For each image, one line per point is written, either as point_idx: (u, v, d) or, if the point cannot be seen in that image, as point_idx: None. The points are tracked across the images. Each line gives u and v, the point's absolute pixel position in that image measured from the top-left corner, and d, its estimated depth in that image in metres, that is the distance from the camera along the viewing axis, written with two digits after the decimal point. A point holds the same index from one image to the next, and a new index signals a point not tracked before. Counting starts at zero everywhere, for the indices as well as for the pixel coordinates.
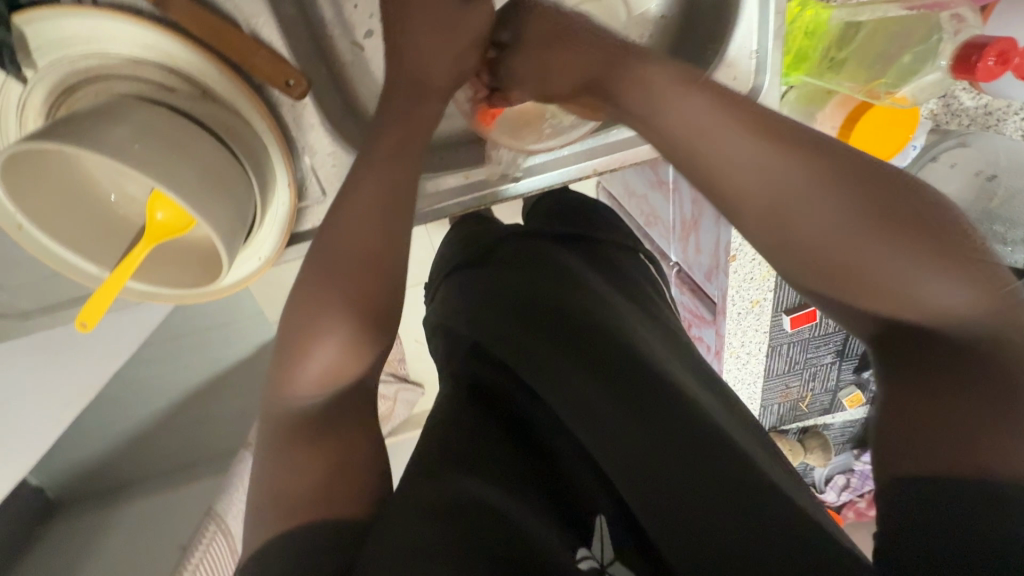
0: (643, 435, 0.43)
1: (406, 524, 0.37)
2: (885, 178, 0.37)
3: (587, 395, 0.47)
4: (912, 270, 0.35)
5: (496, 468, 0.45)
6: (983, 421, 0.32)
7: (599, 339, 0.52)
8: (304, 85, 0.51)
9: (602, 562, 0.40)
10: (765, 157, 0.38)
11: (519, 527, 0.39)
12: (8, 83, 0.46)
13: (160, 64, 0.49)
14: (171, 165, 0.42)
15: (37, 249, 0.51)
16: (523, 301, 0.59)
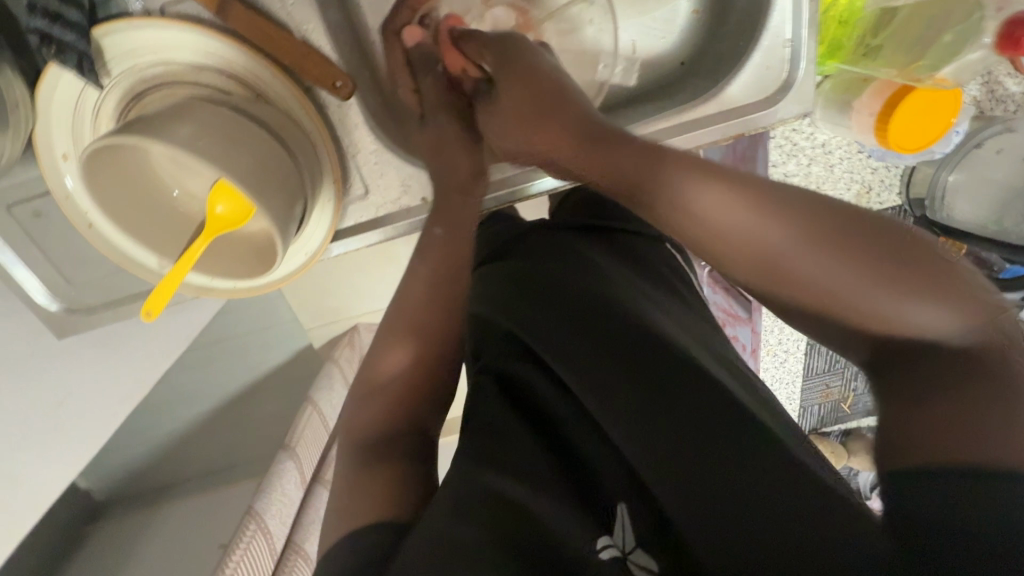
0: (671, 431, 0.45)
1: (430, 517, 0.40)
2: (856, 219, 0.37)
3: (615, 389, 0.49)
4: (892, 294, 0.35)
5: (520, 454, 0.47)
6: (965, 417, 0.32)
7: (629, 333, 0.53)
8: (350, 86, 0.54)
9: (624, 548, 0.42)
10: (748, 219, 0.38)
11: (541, 523, 0.41)
12: (86, 90, 0.50)
13: (218, 69, 0.52)
14: (230, 160, 0.45)
15: (106, 244, 0.55)
16: (549, 296, 0.60)
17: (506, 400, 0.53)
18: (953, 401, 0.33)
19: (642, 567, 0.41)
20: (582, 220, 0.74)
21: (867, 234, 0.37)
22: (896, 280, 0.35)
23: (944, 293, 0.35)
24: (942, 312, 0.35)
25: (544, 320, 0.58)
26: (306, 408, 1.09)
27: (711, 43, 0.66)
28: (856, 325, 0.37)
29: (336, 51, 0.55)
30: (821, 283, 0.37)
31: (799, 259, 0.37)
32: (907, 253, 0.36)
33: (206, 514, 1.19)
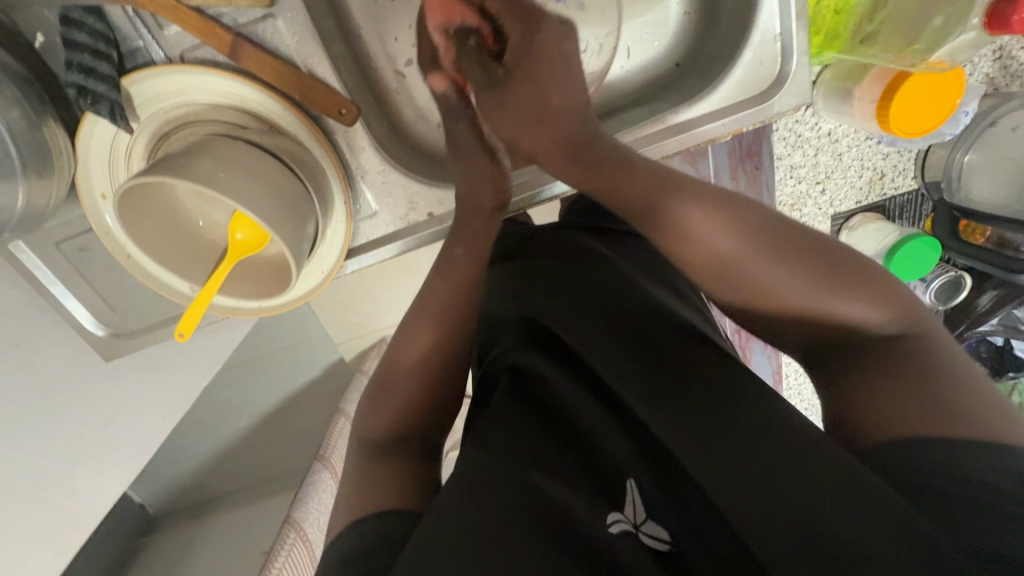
0: (682, 403, 0.44)
1: (446, 504, 0.41)
2: (804, 236, 0.47)
3: (622, 370, 0.50)
4: (834, 295, 0.44)
5: (527, 438, 0.48)
6: (923, 377, 0.39)
7: (630, 322, 0.55)
8: (354, 112, 0.57)
9: (635, 522, 0.43)
10: (728, 243, 0.47)
11: (557, 503, 0.42)
12: (119, 135, 0.55)
13: (234, 107, 0.57)
14: (247, 190, 0.48)
15: (143, 272, 0.60)
16: (549, 292, 0.62)
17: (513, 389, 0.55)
18: (905, 370, 0.40)
19: (654, 539, 0.42)
20: (587, 221, 0.77)
21: (813, 248, 0.46)
22: (831, 282, 0.44)
23: (877, 293, 0.44)
24: (869, 308, 0.44)
25: (554, 312, 0.59)
26: (338, 419, 1.14)
27: (706, 44, 0.67)
28: (816, 318, 0.45)
29: (340, 81, 0.58)
30: (778, 285, 0.45)
31: (753, 268, 0.46)
32: (843, 260, 0.46)
33: (251, 525, 1.25)
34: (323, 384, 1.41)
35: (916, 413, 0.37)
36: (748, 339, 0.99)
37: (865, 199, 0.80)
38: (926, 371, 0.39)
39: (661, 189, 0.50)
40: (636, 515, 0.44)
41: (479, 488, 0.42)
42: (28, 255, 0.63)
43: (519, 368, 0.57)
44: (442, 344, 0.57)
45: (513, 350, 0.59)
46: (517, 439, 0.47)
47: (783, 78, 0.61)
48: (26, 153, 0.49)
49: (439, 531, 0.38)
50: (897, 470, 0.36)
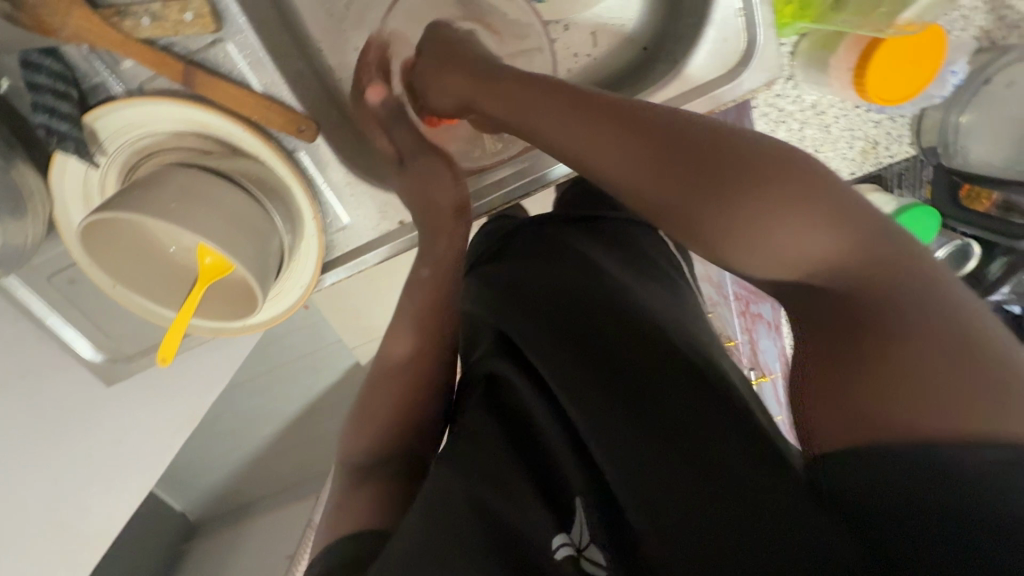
0: (637, 438, 0.45)
1: (407, 523, 0.42)
2: (766, 156, 0.44)
3: (580, 391, 0.49)
4: (787, 221, 0.41)
5: (490, 456, 0.47)
6: (890, 359, 0.36)
7: (595, 338, 0.54)
8: (313, 128, 0.58)
9: (580, 545, 0.42)
10: (693, 175, 0.44)
11: (508, 526, 0.42)
12: (89, 170, 0.57)
13: (196, 133, 0.58)
14: (205, 218, 0.49)
15: (127, 300, 0.63)
16: (522, 300, 0.61)
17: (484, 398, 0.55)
18: (896, 352, 0.36)
19: (595, 564, 0.41)
20: (569, 215, 0.76)
21: (776, 170, 0.43)
22: (799, 209, 0.41)
23: (834, 221, 0.41)
24: (816, 237, 0.41)
25: (528, 319, 0.58)
26: None
27: (671, 25, 0.65)
28: (767, 249, 0.42)
29: (297, 99, 0.58)
30: (732, 210, 0.42)
31: (702, 195, 0.43)
32: (803, 180, 0.42)
33: (278, 529, 1.29)
34: (340, 390, 1.45)
35: (918, 404, 0.34)
36: (753, 321, 0.99)
37: (859, 171, 0.77)
38: (898, 352, 0.36)
39: (619, 131, 0.47)
40: (580, 540, 0.42)
41: (435, 508, 0.42)
42: (22, 290, 0.65)
43: (489, 377, 0.56)
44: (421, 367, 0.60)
45: (488, 356, 0.59)
46: (485, 459, 0.47)
47: (751, 53, 0.58)
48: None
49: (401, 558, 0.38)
50: (855, 500, 0.35)
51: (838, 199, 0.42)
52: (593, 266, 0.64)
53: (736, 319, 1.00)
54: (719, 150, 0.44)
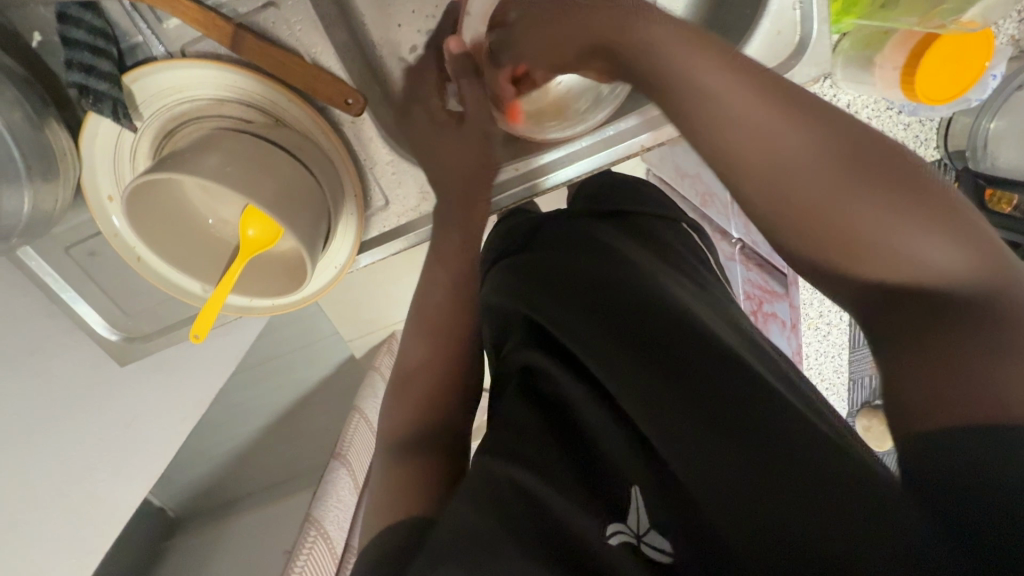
0: (685, 416, 0.42)
1: (451, 508, 0.40)
2: (878, 150, 0.35)
3: (624, 379, 0.47)
4: (892, 220, 0.33)
5: (535, 446, 0.46)
6: (982, 352, 0.29)
7: (634, 323, 0.52)
8: (361, 102, 0.55)
9: (637, 533, 0.41)
10: (791, 150, 0.35)
11: (556, 515, 0.40)
12: (122, 133, 0.54)
13: (238, 101, 0.55)
14: (255, 185, 0.48)
15: (155, 274, 0.60)
16: (555, 291, 0.59)
17: (522, 390, 0.53)
18: (986, 341, 0.30)
19: (656, 550, 0.39)
20: (598, 208, 0.73)
21: (884, 164, 0.34)
22: (921, 214, 0.33)
23: (948, 223, 0.33)
24: (947, 250, 0.32)
25: (558, 307, 0.57)
26: (354, 416, 1.14)
27: (718, 17, 0.65)
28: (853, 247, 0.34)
29: (346, 70, 0.56)
30: (838, 203, 0.33)
31: (820, 191, 0.34)
32: (915, 180, 0.34)
33: (272, 524, 1.25)
34: (336, 383, 1.41)
35: (1012, 381, 0.28)
36: (767, 320, 0.99)
37: None
38: (971, 342, 0.30)
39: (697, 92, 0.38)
40: (638, 527, 0.41)
41: (474, 491, 0.42)
42: (35, 260, 0.63)
43: (527, 367, 0.55)
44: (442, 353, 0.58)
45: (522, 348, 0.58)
46: (528, 450, 0.46)
47: (803, 47, 0.59)
48: (30, 157, 0.48)
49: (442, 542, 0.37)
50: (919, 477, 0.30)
51: (941, 194, 0.34)
52: (622, 256, 0.62)
53: (749, 318, 1.00)
54: (828, 136, 0.35)
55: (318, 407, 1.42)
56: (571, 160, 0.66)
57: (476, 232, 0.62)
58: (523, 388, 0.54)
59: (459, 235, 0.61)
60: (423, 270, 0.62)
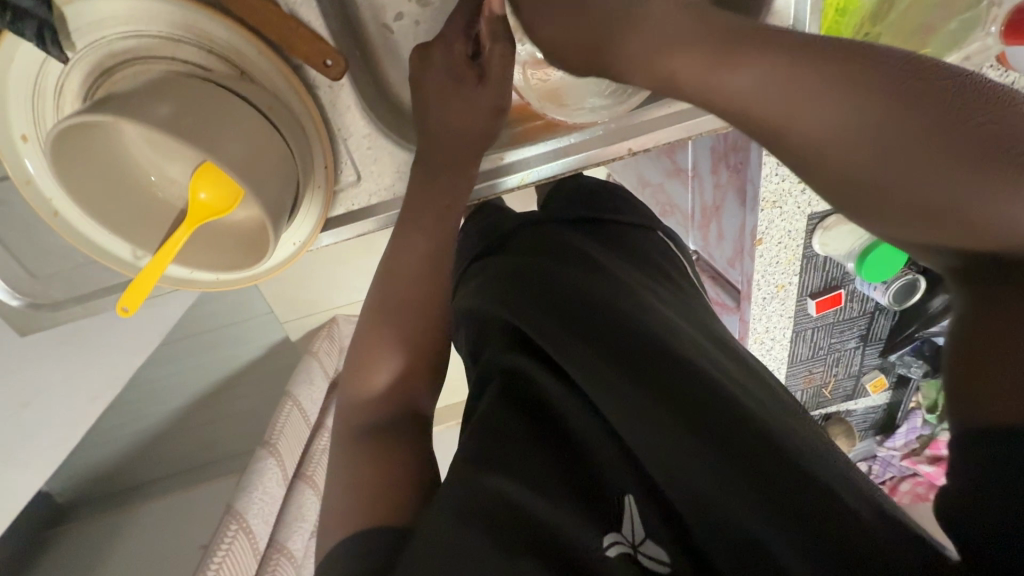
0: (673, 435, 0.41)
1: (432, 523, 0.38)
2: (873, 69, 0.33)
3: (607, 384, 0.46)
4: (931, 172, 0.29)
5: (520, 449, 0.45)
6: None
7: (617, 331, 0.51)
8: (341, 65, 0.50)
9: (633, 543, 0.39)
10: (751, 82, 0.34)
11: (548, 525, 0.39)
12: (47, 62, 0.45)
13: (197, 44, 0.48)
14: (219, 140, 0.42)
15: (74, 233, 0.52)
16: (537, 298, 0.56)
17: (506, 396, 0.50)
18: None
19: (654, 560, 0.38)
20: (576, 210, 0.72)
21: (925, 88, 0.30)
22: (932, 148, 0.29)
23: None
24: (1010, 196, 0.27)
25: (538, 311, 0.55)
26: (287, 402, 1.06)
27: None
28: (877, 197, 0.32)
29: (326, 27, 0.51)
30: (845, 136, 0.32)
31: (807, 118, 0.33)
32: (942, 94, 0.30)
33: (186, 513, 1.14)
34: (267, 364, 1.30)
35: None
36: None
37: None
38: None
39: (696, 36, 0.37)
40: (636, 537, 0.40)
41: (451, 505, 0.40)
42: None
43: (512, 373, 0.52)
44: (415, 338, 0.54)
45: (503, 351, 0.55)
46: (515, 457, 0.44)
47: None
48: None
49: (442, 554, 0.36)
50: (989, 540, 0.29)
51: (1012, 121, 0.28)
52: (599, 265, 0.61)
53: None
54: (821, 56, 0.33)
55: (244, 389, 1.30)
56: (552, 155, 0.65)
57: (454, 220, 0.57)
58: (506, 391, 0.51)
59: (435, 223, 0.57)
60: (383, 259, 0.57)
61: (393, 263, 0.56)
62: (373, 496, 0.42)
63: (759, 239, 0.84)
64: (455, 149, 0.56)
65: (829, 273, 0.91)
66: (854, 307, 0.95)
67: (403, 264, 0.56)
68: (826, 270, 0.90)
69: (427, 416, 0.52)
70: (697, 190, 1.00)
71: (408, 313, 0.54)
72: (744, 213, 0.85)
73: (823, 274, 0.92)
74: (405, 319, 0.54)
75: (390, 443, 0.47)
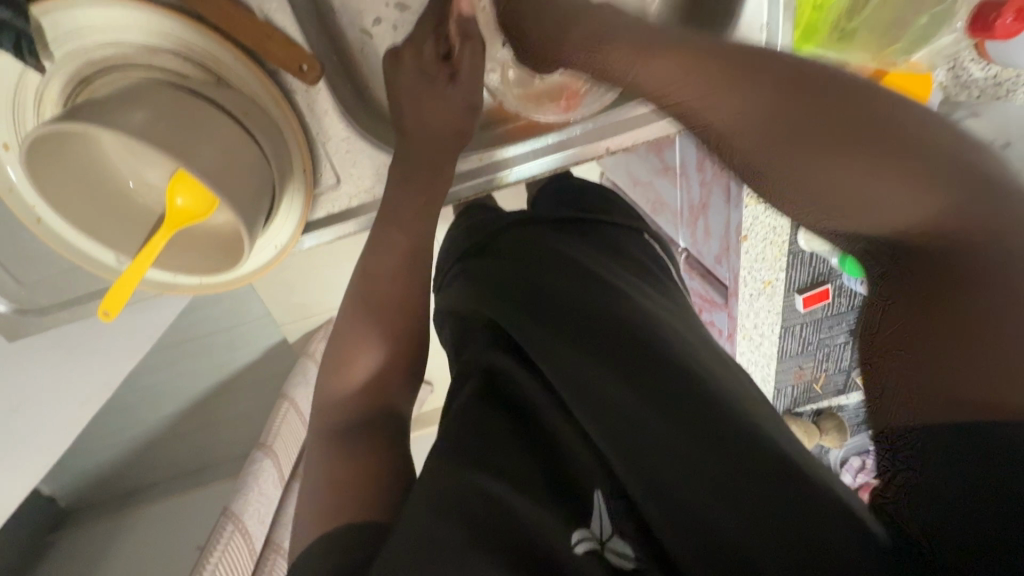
0: (639, 428, 0.42)
1: (407, 518, 0.39)
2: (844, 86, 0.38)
3: (578, 379, 0.47)
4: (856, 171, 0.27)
5: (497, 447, 0.45)
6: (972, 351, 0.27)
7: (590, 327, 0.52)
8: (317, 70, 0.51)
9: (602, 538, 0.39)
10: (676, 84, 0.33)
11: (519, 517, 0.39)
12: (26, 73, 0.46)
13: (174, 52, 0.49)
14: (193, 145, 0.43)
15: (57, 239, 0.52)
16: (515, 299, 0.56)
17: (484, 392, 0.51)
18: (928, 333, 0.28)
19: (621, 556, 0.39)
20: (558, 210, 0.73)
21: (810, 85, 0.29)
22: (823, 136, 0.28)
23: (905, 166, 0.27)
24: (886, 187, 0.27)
25: (514, 309, 0.55)
26: (282, 404, 1.07)
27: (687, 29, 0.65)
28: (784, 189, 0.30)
29: (303, 34, 0.51)
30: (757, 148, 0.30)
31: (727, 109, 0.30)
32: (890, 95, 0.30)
33: (184, 516, 1.15)
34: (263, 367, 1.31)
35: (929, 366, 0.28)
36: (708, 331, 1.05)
37: None
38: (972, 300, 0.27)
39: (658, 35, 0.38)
40: (602, 532, 0.40)
41: (423, 499, 0.40)
42: None
43: (490, 371, 0.53)
44: (395, 339, 0.55)
45: (482, 352, 0.56)
46: (488, 451, 0.45)
47: None
48: None
49: (411, 551, 0.36)
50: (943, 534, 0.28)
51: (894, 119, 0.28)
52: (576, 263, 0.61)
53: None
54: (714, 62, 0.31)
55: (239, 392, 1.31)
56: (531, 156, 0.66)
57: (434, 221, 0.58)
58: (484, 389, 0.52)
59: (415, 224, 0.57)
60: (361, 261, 0.58)
61: (372, 265, 0.57)
62: (351, 492, 0.43)
63: (744, 235, 0.85)
64: (433, 151, 0.57)
65: (816, 269, 0.91)
66: (842, 302, 0.95)
67: (380, 266, 0.56)
68: (812, 265, 0.91)
69: (408, 416, 0.53)
70: (685, 187, 1.00)
71: (388, 314, 0.55)
72: (729, 210, 0.86)
73: (809, 269, 0.92)
74: (385, 320, 0.55)
75: (368, 443, 0.47)
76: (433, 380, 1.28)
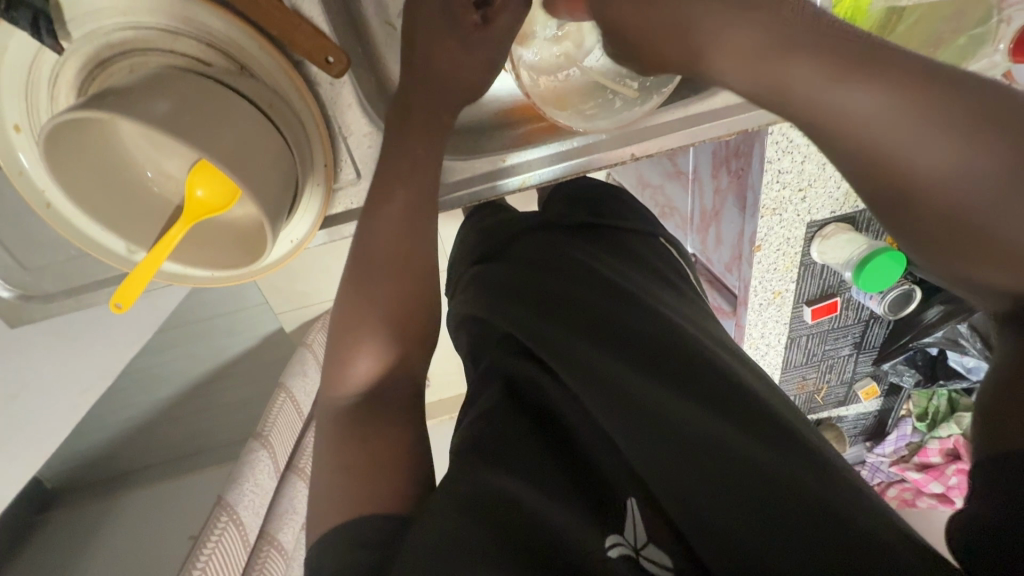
0: (665, 426, 0.42)
1: (435, 513, 0.37)
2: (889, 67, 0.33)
3: (600, 375, 0.46)
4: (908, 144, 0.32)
5: (524, 450, 0.45)
6: None
7: (613, 331, 0.51)
8: (344, 62, 0.49)
9: (635, 545, 0.39)
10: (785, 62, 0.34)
11: (547, 522, 0.38)
12: (42, 52, 0.45)
13: (197, 37, 0.47)
14: (213, 136, 0.41)
15: (66, 225, 0.50)
16: (535, 302, 0.56)
17: (507, 395, 0.51)
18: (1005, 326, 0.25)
19: (656, 563, 0.38)
20: (575, 213, 0.72)
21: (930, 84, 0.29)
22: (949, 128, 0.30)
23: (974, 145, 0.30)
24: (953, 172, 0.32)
25: (533, 312, 0.55)
26: (280, 394, 1.07)
27: None
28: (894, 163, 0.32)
29: (330, 23, 0.50)
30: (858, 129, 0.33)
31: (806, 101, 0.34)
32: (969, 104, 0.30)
33: (176, 504, 1.13)
34: (261, 355, 1.30)
35: None
36: None
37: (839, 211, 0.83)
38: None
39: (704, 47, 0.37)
40: (636, 539, 0.39)
41: (447, 499, 0.39)
42: None
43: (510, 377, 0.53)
44: None
45: (502, 356, 0.56)
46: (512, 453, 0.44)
47: None
48: None
49: (432, 550, 0.34)
50: None
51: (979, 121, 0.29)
52: (598, 271, 0.60)
53: None
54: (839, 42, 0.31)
55: (236, 379, 1.29)
56: (553, 161, 0.65)
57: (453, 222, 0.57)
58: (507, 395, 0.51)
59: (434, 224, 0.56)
60: (360, 234, 0.54)
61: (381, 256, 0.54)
62: None
63: (757, 245, 0.84)
64: None
65: (826, 281, 0.91)
66: (849, 315, 0.96)
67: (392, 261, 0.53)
68: (823, 278, 0.90)
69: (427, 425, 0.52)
70: (697, 193, 0.99)
71: (406, 307, 0.52)
72: (743, 219, 0.85)
73: (820, 281, 0.92)
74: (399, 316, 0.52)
75: None
76: (434, 375, 1.28)
